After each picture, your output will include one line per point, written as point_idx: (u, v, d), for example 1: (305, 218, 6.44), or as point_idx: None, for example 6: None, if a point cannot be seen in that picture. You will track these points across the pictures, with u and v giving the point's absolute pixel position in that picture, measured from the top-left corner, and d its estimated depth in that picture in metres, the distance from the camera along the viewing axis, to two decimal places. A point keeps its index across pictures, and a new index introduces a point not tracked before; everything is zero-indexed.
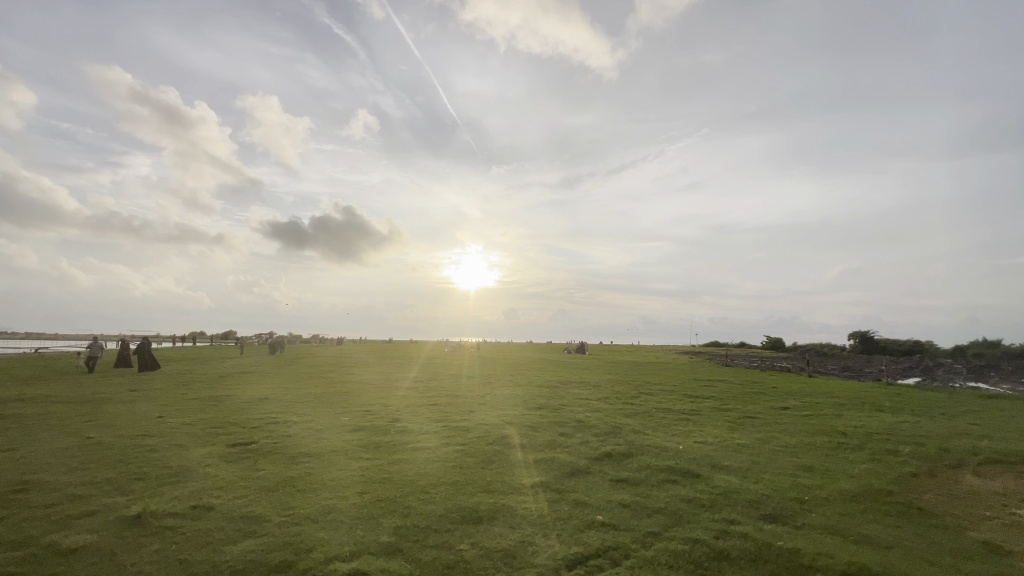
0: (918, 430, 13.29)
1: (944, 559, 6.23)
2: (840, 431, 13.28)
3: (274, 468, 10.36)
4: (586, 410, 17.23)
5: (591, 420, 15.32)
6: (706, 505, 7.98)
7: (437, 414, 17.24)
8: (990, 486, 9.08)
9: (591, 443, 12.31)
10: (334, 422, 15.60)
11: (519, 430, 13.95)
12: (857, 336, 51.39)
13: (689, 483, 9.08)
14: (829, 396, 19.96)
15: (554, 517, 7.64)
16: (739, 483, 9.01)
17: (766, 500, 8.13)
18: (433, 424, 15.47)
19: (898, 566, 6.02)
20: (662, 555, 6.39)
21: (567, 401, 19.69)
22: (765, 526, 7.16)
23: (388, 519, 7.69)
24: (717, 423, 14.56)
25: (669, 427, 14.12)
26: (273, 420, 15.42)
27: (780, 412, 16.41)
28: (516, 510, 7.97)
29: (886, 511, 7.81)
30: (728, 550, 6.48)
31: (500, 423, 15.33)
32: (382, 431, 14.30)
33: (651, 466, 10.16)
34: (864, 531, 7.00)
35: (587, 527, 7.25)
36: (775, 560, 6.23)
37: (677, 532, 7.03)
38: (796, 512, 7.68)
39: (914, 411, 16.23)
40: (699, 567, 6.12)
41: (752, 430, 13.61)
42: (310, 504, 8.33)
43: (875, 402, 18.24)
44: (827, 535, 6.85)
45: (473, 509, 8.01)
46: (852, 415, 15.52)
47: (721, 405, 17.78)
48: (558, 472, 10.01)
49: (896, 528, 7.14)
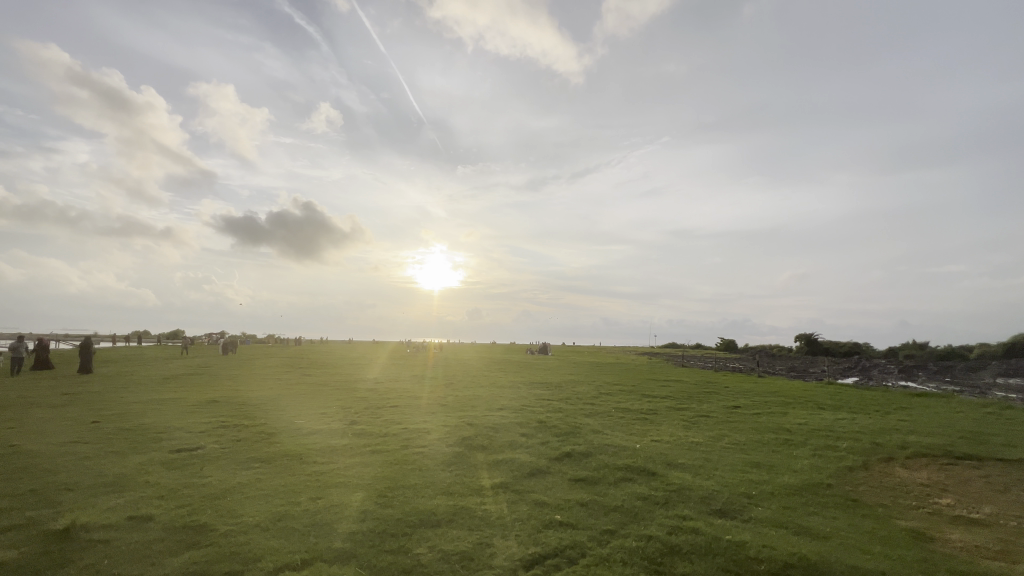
0: (856, 426, 14.19)
1: (876, 548, 6.65)
2: (786, 428, 13.98)
3: (222, 475, 9.89)
4: (548, 410, 17.46)
5: (552, 421, 15.47)
6: (660, 502, 8.20)
7: (397, 416, 16.99)
8: (916, 477, 9.81)
9: (552, 443, 12.42)
10: (289, 425, 15.00)
11: (481, 432, 13.89)
12: (804, 338, 54.43)
13: (645, 481, 9.31)
14: (777, 395, 20.99)
15: (513, 518, 7.65)
16: (692, 480, 9.32)
17: (717, 496, 8.45)
18: (393, 426, 15.15)
19: (834, 554, 6.40)
20: (618, 552, 6.51)
21: (530, 401, 19.85)
22: (714, 521, 7.45)
23: (343, 525, 7.47)
24: (672, 422, 15.04)
25: (627, 427, 14.47)
26: (222, 424, 14.67)
27: (731, 411, 17.12)
28: (475, 512, 7.93)
29: (824, 503, 8.29)
30: (679, 545, 6.68)
31: (462, 423, 15.34)
32: (340, 434, 13.85)
33: (609, 465, 10.37)
34: (804, 523, 7.39)
35: (545, 527, 7.30)
36: (724, 554, 6.47)
37: (633, 529, 7.20)
38: (744, 506, 8.01)
39: (852, 409, 17.28)
40: (653, 563, 6.27)
41: (705, 428, 14.13)
42: (259, 511, 7.98)
43: (817, 401, 19.32)
44: (771, 528, 7.19)
45: (431, 512, 7.90)
46: (796, 413, 16.39)
47: (677, 405, 18.38)
48: (518, 472, 10.04)
49: (834, 520, 7.58)
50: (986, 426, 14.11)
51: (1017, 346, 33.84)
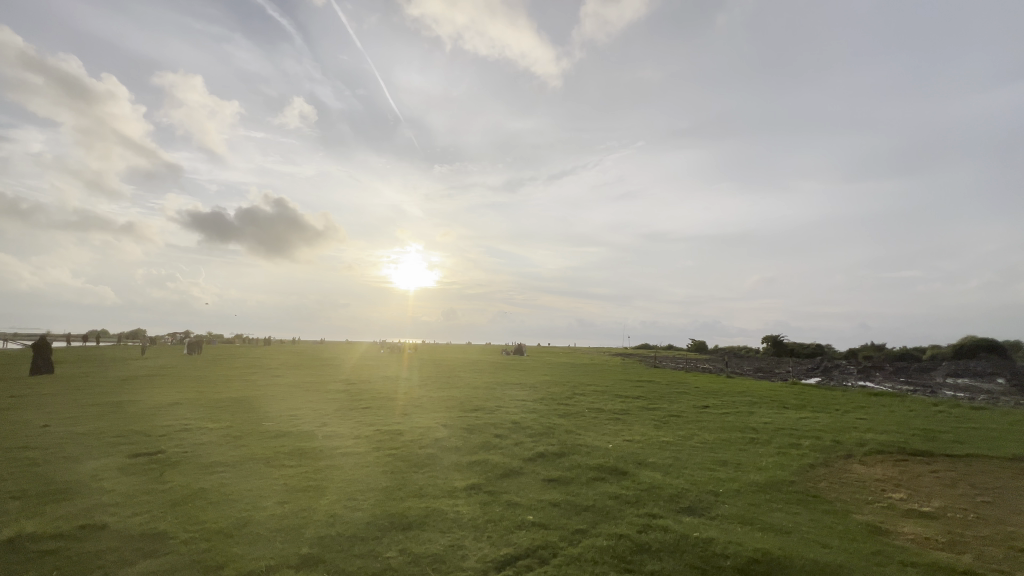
0: (817, 425, 14.72)
1: (834, 541, 6.92)
2: (752, 427, 14.40)
3: (183, 480, 9.50)
4: (522, 411, 17.51)
5: (526, 421, 15.51)
6: (631, 501, 8.32)
7: (369, 418, 16.69)
8: (873, 473, 10.26)
9: (525, 444, 12.45)
10: (255, 427, 14.54)
11: (455, 433, 13.79)
12: (770, 339, 56.31)
13: (616, 481, 9.43)
14: (744, 395, 21.63)
15: (486, 519, 7.63)
16: (662, 478, 9.48)
17: (686, 494, 8.62)
18: (364, 428, 14.87)
19: (796, 549, 6.61)
20: (589, 551, 6.57)
21: (504, 402, 19.88)
22: (683, 519, 7.59)
23: (311, 529, 7.30)
24: (644, 422, 15.29)
25: (600, 427, 14.63)
26: (184, 427, 14.13)
27: (701, 410, 17.54)
28: (448, 513, 7.87)
29: (787, 499, 8.57)
30: (649, 543, 6.79)
31: (435, 425, 15.20)
32: (309, 437, 13.51)
33: (581, 465, 10.45)
34: (768, 519, 7.61)
35: (518, 528, 7.31)
36: (692, 550, 6.61)
37: (604, 528, 7.27)
38: (711, 504, 8.20)
39: (814, 408, 17.95)
40: (623, 562, 6.34)
41: (675, 427, 14.42)
42: (223, 517, 7.71)
43: (782, 400, 19.99)
44: (737, 525, 7.38)
45: (403, 515, 7.79)
46: (762, 412, 16.90)
47: (648, 405, 18.72)
48: (491, 473, 10.02)
49: (796, 515, 7.85)
50: (936, 424, 14.88)
51: (966, 348, 35.84)
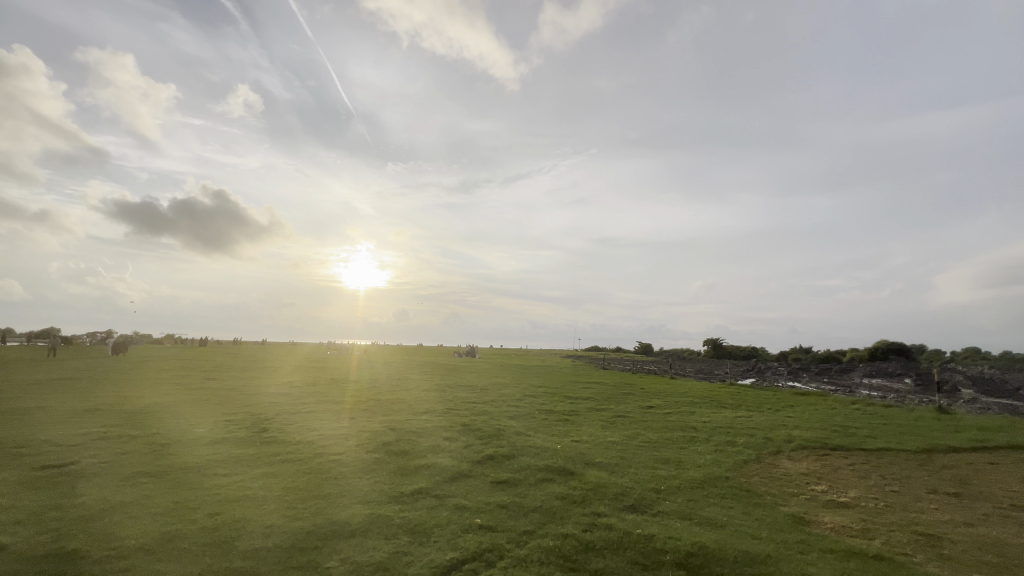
0: (750, 423, 15.63)
1: (763, 533, 7.36)
2: (692, 426, 15.06)
3: (98, 493, 8.68)
4: (473, 413, 17.43)
5: (476, 424, 15.44)
6: (577, 500, 8.47)
7: (314, 422, 15.99)
8: (798, 468, 11.03)
9: (474, 446, 12.36)
10: (185, 434, 13.55)
11: (402, 437, 13.50)
12: (710, 341, 59.56)
13: (564, 481, 9.56)
14: (685, 395, 22.65)
15: (433, 524, 7.51)
16: (608, 478, 9.72)
17: (629, 493, 8.88)
18: (306, 433, 14.24)
19: (728, 541, 6.98)
20: (535, 552, 6.61)
21: (456, 404, 19.71)
22: (626, 516, 7.82)
23: (245, 541, 6.90)
24: (592, 422, 15.64)
25: (550, 428, 14.80)
26: (102, 435, 12.91)
27: (645, 410, 18.18)
28: (393, 519, 7.68)
29: (723, 494, 9.05)
30: (593, 542, 6.93)
31: (382, 428, 14.79)
32: (244, 443, 12.77)
33: (530, 466, 10.52)
34: (705, 514, 7.99)
35: (465, 531, 7.25)
36: (634, 547, 6.82)
37: (550, 528, 7.35)
38: (652, 501, 8.49)
39: (748, 407, 19.09)
40: (568, 561, 6.44)
41: (621, 427, 14.87)
42: (144, 532, 7.13)
43: (719, 400, 21.14)
44: (676, 520, 7.70)
45: (346, 522, 7.53)
46: (702, 412, 17.75)
47: (596, 405, 19.18)
48: (439, 477, 9.88)
49: (730, 509, 8.28)
50: (854, 421, 16.23)
51: (879, 352, 39.45)
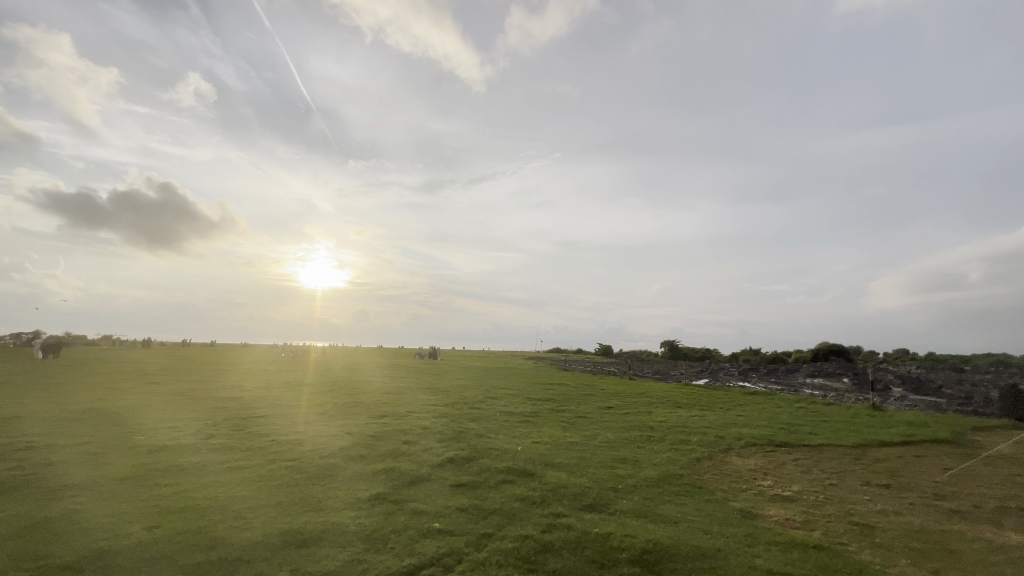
0: (703, 422, 16.21)
1: (714, 528, 7.64)
2: (649, 425, 15.47)
3: (19, 509, 7.96)
4: (434, 416, 17.19)
5: (436, 426, 15.25)
6: (536, 502, 8.51)
7: (265, 427, 15.27)
8: (747, 464, 11.54)
9: (435, 449, 12.20)
10: (122, 442, 12.65)
11: (360, 441, 13.15)
12: (666, 343, 61.59)
13: (524, 482, 9.60)
14: (643, 396, 23.29)
15: (389, 530, 7.35)
16: (567, 478, 9.84)
17: (588, 492, 9.00)
18: (258, 439, 13.62)
19: (681, 537, 7.19)
20: (494, 555, 6.59)
21: (416, 407, 19.38)
22: (584, 516, 7.93)
23: (187, 555, 6.51)
24: (552, 423, 15.80)
25: (511, 430, 14.80)
26: (26, 445, 11.86)
27: (605, 411, 18.54)
28: (349, 526, 7.47)
29: (676, 491, 9.33)
30: (552, 542, 6.98)
31: (339, 433, 14.34)
32: (189, 450, 12.06)
33: (490, 468, 10.49)
34: (660, 511, 8.21)
35: (423, 536, 7.13)
36: (591, 546, 6.92)
37: (509, 530, 7.35)
38: (610, 500, 8.66)
39: (702, 407, 19.82)
40: (526, 562, 6.45)
41: (581, 428, 15.08)
42: (72, 549, 6.61)
43: (675, 400, 21.86)
44: (632, 518, 7.87)
45: (298, 531, 7.25)
46: (658, 412, 18.27)
47: (557, 407, 19.34)
48: (397, 482, 9.68)
49: (683, 506, 8.55)
50: (799, 418, 17.13)
51: (821, 352, 42.01)
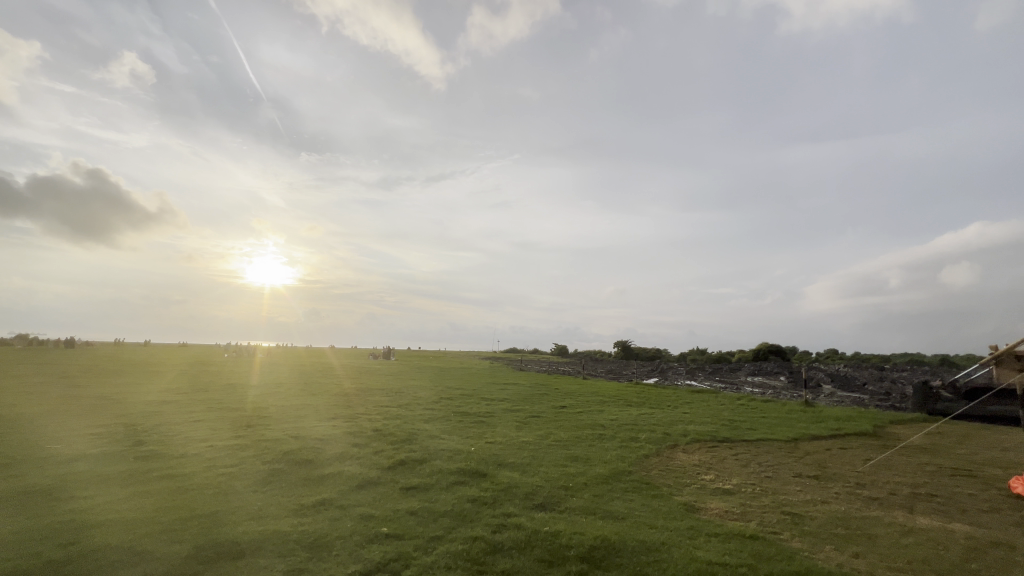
0: (651, 420, 16.74)
1: (659, 522, 7.88)
2: (601, 424, 15.79)
3: None
4: (386, 417, 16.81)
5: (388, 428, 14.91)
6: (488, 502, 8.47)
7: (202, 433, 14.31)
8: (691, 459, 12.02)
9: (385, 452, 11.91)
10: (34, 452, 11.49)
11: (306, 445, 12.62)
12: (620, 344, 63.13)
13: (476, 483, 9.52)
14: (595, 395, 23.77)
15: (334, 537, 7.08)
16: (519, 478, 9.84)
17: (539, 491, 9.07)
18: (194, 444, 12.78)
19: (628, 532, 7.37)
20: (442, 558, 6.49)
21: (368, 409, 18.86)
22: (535, 515, 7.96)
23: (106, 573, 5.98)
24: (506, 424, 15.79)
25: (465, 431, 14.69)
26: None
27: (558, 410, 18.79)
28: (291, 534, 7.13)
29: (625, 487, 9.58)
30: (502, 542, 6.97)
31: (284, 437, 13.70)
32: (114, 459, 11.14)
33: (442, 470, 10.34)
34: (609, 508, 8.40)
35: (371, 542, 6.92)
36: (540, 544, 6.96)
37: (459, 532, 7.27)
38: (561, 498, 8.74)
39: (651, 405, 20.45)
40: (475, 564, 6.39)
41: (535, 428, 15.14)
42: None
43: (626, 399, 22.42)
44: (582, 516, 7.98)
45: (235, 542, 6.85)
46: (609, 410, 18.72)
47: (511, 407, 19.38)
48: (344, 486, 9.34)
49: (631, 502, 8.78)
50: (740, 415, 18.02)
51: (761, 352, 44.48)
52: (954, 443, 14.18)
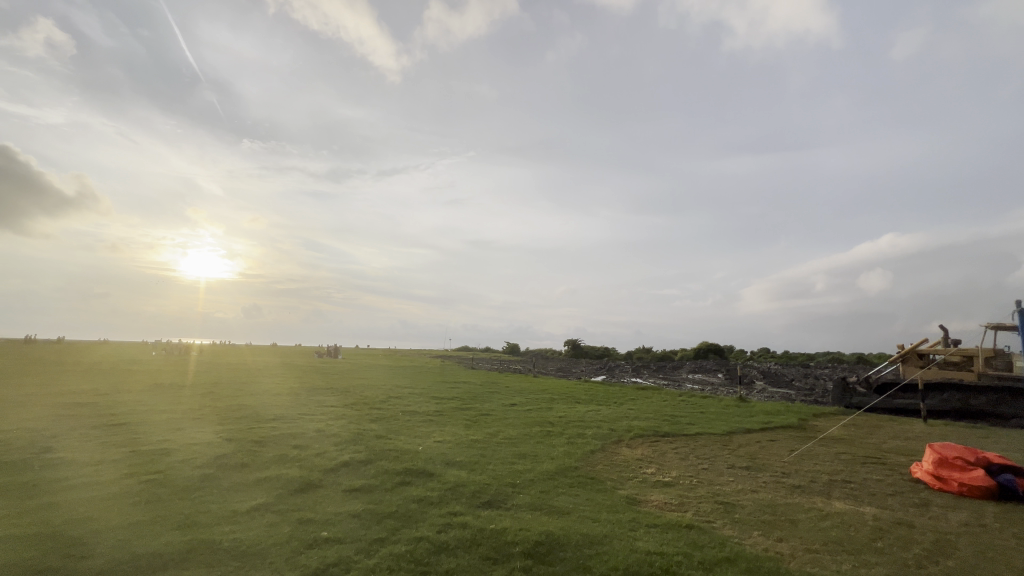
0: (598, 416, 17.18)
1: (602, 515, 8.11)
2: (550, 421, 16.01)
3: None
4: (331, 417, 16.25)
5: (333, 428, 14.39)
6: (434, 502, 8.36)
7: (123, 437, 13.18)
8: (634, 454, 12.45)
9: (328, 453, 11.50)
10: None
11: (242, 448, 11.91)
12: (571, 343, 64.15)
13: (423, 483, 9.37)
14: (545, 392, 24.11)
15: (269, 543, 6.73)
16: (467, 476, 9.78)
17: (486, 489, 9.07)
18: (114, 450, 11.75)
19: (573, 527, 7.52)
20: (385, 560, 6.34)
21: (312, 409, 18.11)
22: (481, 513, 7.95)
23: None
24: (455, 422, 15.62)
25: (413, 430, 14.41)
26: None
27: (508, 408, 18.89)
28: (222, 543, 6.72)
29: (571, 483, 9.78)
30: (447, 542, 6.90)
31: (217, 440, 12.86)
32: (17, 468, 10.02)
33: (388, 470, 10.11)
34: (555, 503, 8.53)
35: (309, 547, 6.64)
36: (486, 542, 6.96)
37: (404, 533, 7.12)
38: (507, 496, 8.78)
39: (598, 402, 20.97)
40: (419, 565, 6.30)
41: (484, 426, 15.08)
42: None
43: (574, 396, 22.84)
44: (528, 512, 8.07)
45: (158, 554, 6.36)
46: (558, 408, 19.03)
47: (461, 405, 19.26)
48: (282, 490, 8.91)
49: (577, 496, 8.97)
50: (681, 410, 18.84)
51: (701, 351, 46.73)
52: (866, 433, 15.54)
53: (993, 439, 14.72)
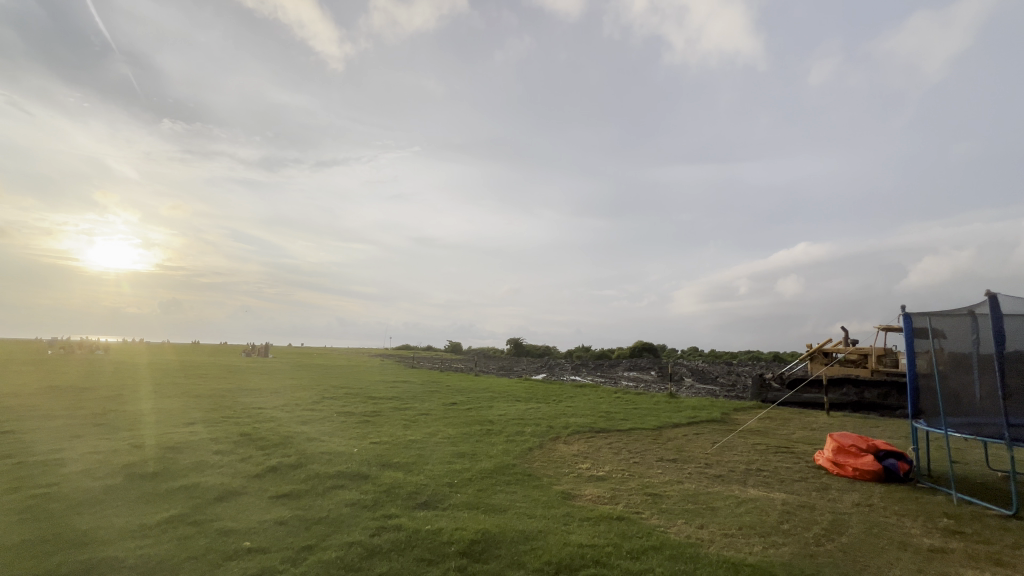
0: (537, 414, 17.45)
1: (538, 511, 8.25)
2: (490, 420, 16.06)
3: None
4: (260, 420, 15.32)
5: (260, 432, 13.57)
6: (368, 505, 8.12)
7: (8, 446, 11.65)
8: (572, 450, 12.78)
9: (254, 458, 10.83)
10: None
11: (154, 455, 10.92)
12: (513, 343, 64.45)
13: (356, 486, 9.07)
14: (486, 391, 24.13)
15: (182, 558, 6.23)
16: (403, 478, 9.57)
17: (423, 490, 8.94)
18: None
19: (509, 524, 7.60)
20: (313, 568, 6.07)
21: (238, 411, 16.99)
22: (417, 514, 7.82)
23: None
24: (393, 423, 15.21)
25: (348, 431, 13.90)
26: None
27: (448, 407, 18.70)
28: (125, 560, 6.12)
29: (509, 480, 9.87)
30: (380, 545, 6.72)
31: (125, 447, 11.71)
32: None
33: (319, 474, 9.67)
34: (492, 502, 8.56)
35: (228, 559, 6.22)
36: (421, 543, 6.86)
37: (334, 539, 6.84)
38: (445, 496, 8.71)
39: (538, 400, 21.29)
40: (350, 570, 6.10)
41: (423, 426, 14.83)
42: None
43: (515, 394, 23.02)
44: (465, 511, 8.04)
45: None
46: (498, 406, 19.10)
47: (400, 405, 18.84)
48: (199, 500, 8.27)
49: (514, 494, 9.07)
50: (616, 407, 19.51)
51: (637, 351, 48.63)
52: (779, 425, 16.94)
53: (882, 429, 16.57)
